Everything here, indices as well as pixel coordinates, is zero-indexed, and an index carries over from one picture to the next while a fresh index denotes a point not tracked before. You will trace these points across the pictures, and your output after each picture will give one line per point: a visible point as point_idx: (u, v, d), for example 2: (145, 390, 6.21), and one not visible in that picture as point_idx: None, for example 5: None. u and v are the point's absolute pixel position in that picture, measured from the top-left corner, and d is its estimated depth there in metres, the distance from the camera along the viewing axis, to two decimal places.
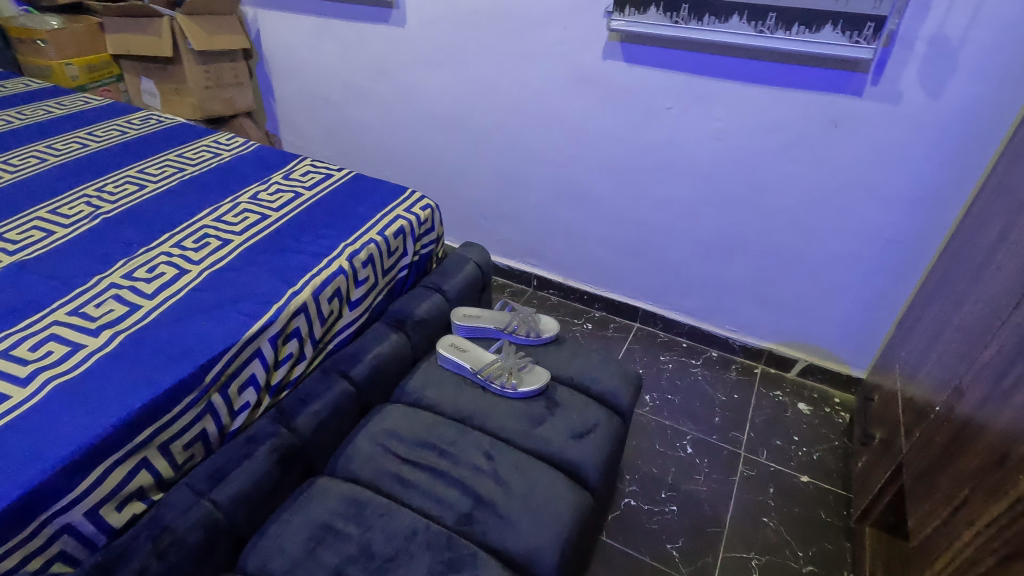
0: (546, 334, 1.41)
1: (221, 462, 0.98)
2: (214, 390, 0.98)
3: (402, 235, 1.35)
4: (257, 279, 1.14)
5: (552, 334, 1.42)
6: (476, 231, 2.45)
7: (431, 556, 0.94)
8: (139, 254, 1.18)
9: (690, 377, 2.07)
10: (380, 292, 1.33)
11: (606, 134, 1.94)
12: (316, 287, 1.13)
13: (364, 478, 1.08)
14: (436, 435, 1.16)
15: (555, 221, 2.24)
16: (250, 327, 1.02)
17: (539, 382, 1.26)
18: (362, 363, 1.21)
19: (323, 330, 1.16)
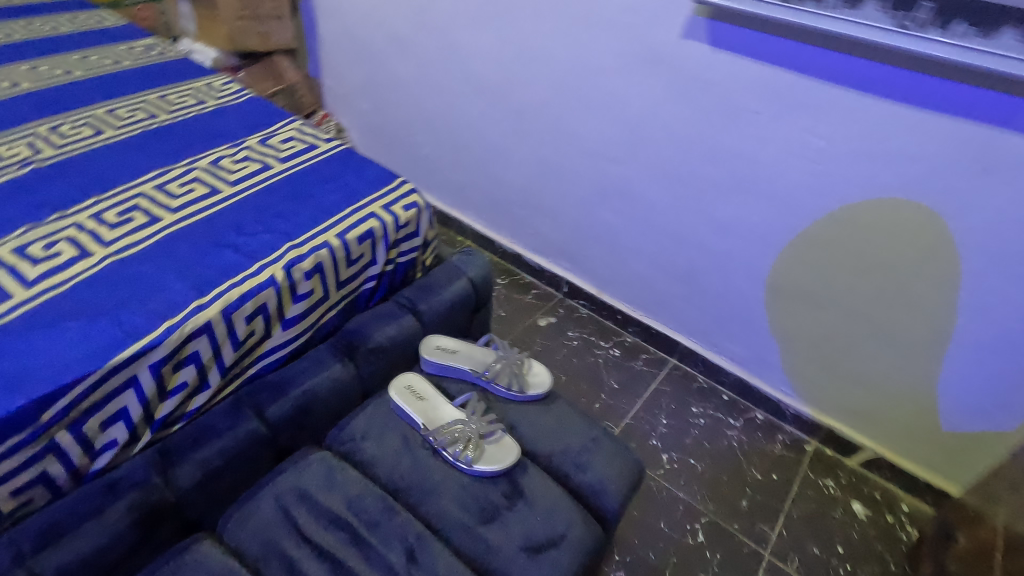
0: (533, 391, 1.11)
1: (62, 513, 0.77)
2: (61, 427, 0.76)
3: (371, 239, 1.07)
4: (164, 280, 0.90)
5: (542, 389, 1.12)
6: (506, 220, 2.13)
7: None
8: (47, 222, 0.98)
9: (723, 440, 1.72)
10: (332, 307, 1.07)
11: (670, 133, 1.54)
12: (229, 302, 0.88)
13: (249, 555, 0.86)
14: (355, 512, 0.91)
15: (595, 225, 1.87)
16: (123, 350, 0.79)
17: (501, 462, 0.98)
18: (286, 400, 0.96)
19: (237, 355, 0.92)
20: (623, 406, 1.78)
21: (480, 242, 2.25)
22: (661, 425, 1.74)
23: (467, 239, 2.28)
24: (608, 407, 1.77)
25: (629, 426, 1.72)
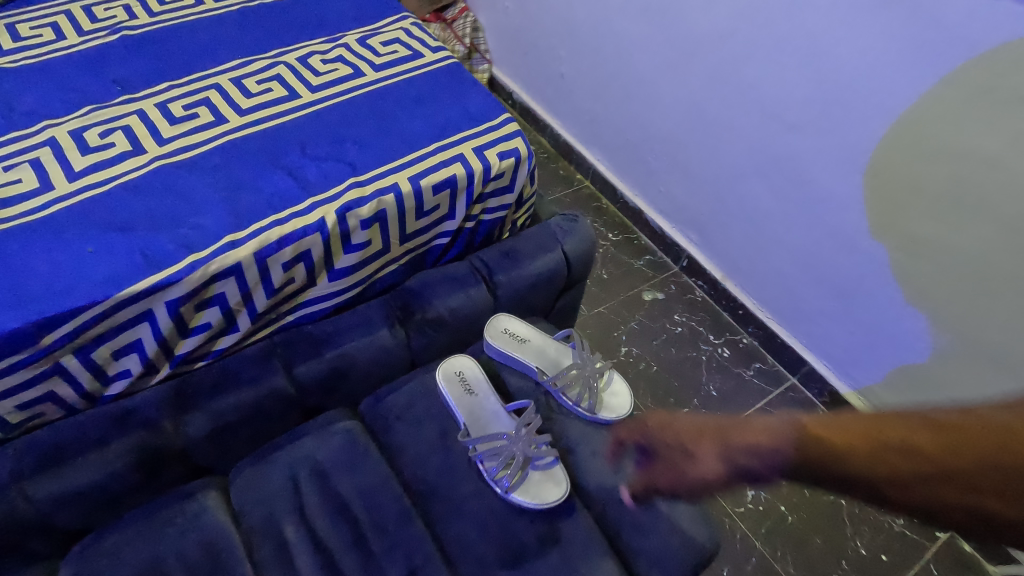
0: (604, 416, 0.91)
1: (67, 435, 0.72)
2: (68, 351, 0.68)
3: (451, 190, 0.87)
4: (206, 200, 0.77)
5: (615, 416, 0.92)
6: (634, 167, 1.75)
7: None
8: (113, 104, 0.88)
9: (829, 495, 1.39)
10: (393, 261, 0.90)
11: (881, 109, 1.07)
12: (266, 243, 0.74)
13: (247, 522, 0.78)
14: (366, 507, 0.80)
15: (739, 200, 1.46)
16: (137, 281, 0.68)
17: (541, 501, 0.81)
18: (319, 360, 0.84)
19: (270, 302, 0.80)
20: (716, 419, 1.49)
21: (601, 186, 1.91)
22: None
23: (586, 179, 1.95)
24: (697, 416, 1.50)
25: None
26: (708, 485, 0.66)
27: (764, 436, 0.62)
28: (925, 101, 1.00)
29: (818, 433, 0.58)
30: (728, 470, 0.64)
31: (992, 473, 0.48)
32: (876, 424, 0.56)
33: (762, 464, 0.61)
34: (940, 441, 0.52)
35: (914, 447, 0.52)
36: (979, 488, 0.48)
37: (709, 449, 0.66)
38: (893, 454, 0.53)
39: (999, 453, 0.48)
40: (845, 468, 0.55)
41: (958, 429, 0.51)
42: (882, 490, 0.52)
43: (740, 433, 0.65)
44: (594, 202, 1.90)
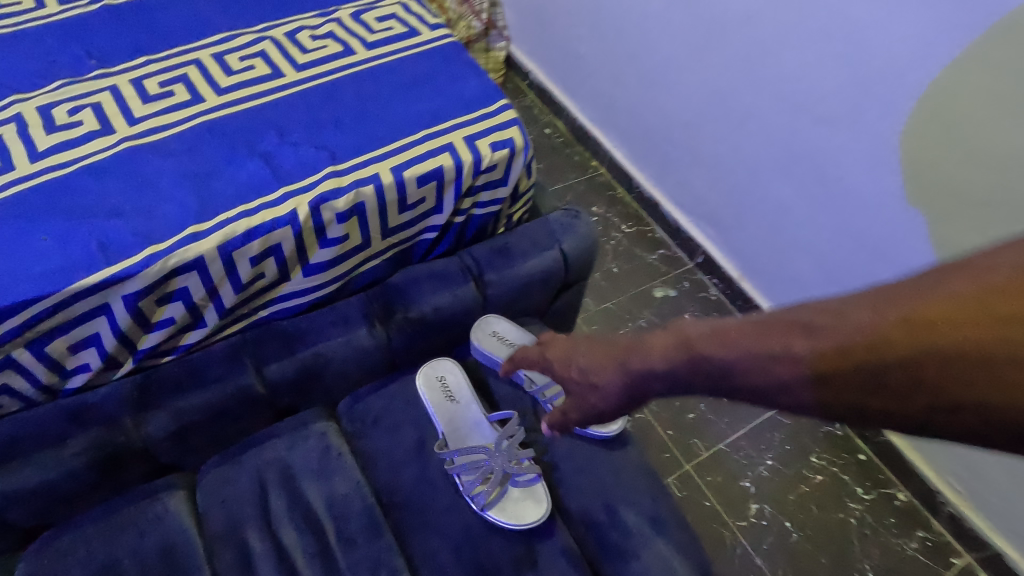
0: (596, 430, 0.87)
1: (22, 430, 0.69)
2: (17, 345, 0.64)
3: (437, 182, 0.81)
4: (172, 186, 0.72)
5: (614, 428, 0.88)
6: (650, 155, 1.61)
7: None
8: (86, 80, 0.83)
9: (838, 513, 1.31)
10: (375, 255, 0.85)
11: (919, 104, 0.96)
12: (231, 236, 0.69)
13: (209, 527, 0.74)
14: (334, 517, 0.76)
15: (762, 196, 1.34)
16: (90, 274, 0.64)
17: (519, 520, 0.76)
18: (291, 359, 0.79)
19: (239, 297, 0.75)
20: (722, 426, 1.39)
21: (616, 173, 1.75)
22: (763, 466, 1.35)
23: (603, 167, 1.80)
24: (703, 422, 1.39)
25: (721, 454, 1.35)
26: (619, 407, 0.61)
27: (656, 360, 0.54)
28: (959, 88, 0.89)
29: (704, 350, 0.50)
30: (635, 392, 0.58)
31: (884, 373, 0.40)
32: (761, 331, 0.47)
33: (664, 385, 0.55)
34: (825, 342, 0.43)
35: (801, 354, 0.44)
36: (873, 390, 0.41)
37: (609, 374, 0.60)
38: (780, 363, 0.45)
39: (890, 355, 0.40)
40: (738, 381, 0.48)
41: (842, 327, 0.42)
42: (779, 401, 0.46)
43: (634, 355, 0.57)
44: (608, 190, 1.75)
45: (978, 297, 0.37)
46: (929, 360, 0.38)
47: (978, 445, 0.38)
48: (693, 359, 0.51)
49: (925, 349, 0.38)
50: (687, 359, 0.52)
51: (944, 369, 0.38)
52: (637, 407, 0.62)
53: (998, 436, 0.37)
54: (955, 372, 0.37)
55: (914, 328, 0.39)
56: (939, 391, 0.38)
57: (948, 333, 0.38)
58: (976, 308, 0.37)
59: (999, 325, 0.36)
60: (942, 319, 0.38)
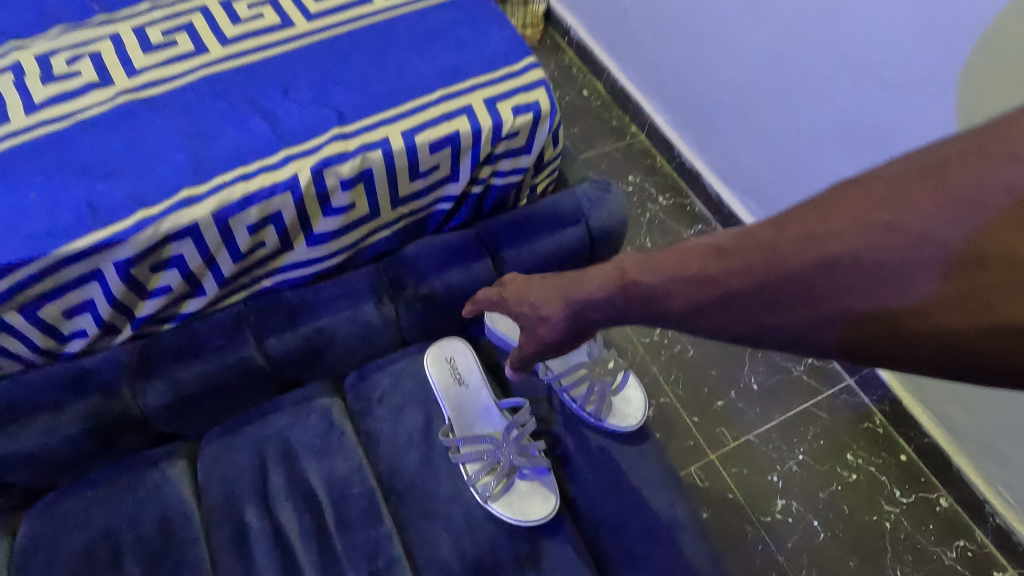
0: (613, 421, 0.83)
1: (19, 394, 0.67)
2: (9, 310, 0.62)
3: (452, 148, 0.74)
4: (167, 145, 0.67)
5: (634, 422, 0.84)
6: (694, 121, 1.49)
7: None
8: (87, 26, 0.77)
9: (872, 517, 1.22)
10: (385, 226, 0.80)
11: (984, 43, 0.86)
12: (227, 202, 0.65)
13: (205, 500, 0.72)
14: (332, 497, 0.73)
15: (816, 171, 1.22)
16: (79, 238, 0.60)
17: (523, 515, 0.74)
18: (294, 333, 0.75)
19: (239, 266, 0.71)
20: (753, 416, 1.30)
21: (655, 141, 1.63)
22: (793, 461, 1.26)
23: (642, 133, 1.67)
24: (732, 411, 1.31)
25: (748, 446, 1.27)
26: (564, 338, 0.64)
27: (597, 290, 0.56)
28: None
29: (633, 278, 0.52)
30: (581, 323, 0.61)
31: (784, 285, 0.42)
32: (684, 257, 0.48)
33: (606, 313, 0.57)
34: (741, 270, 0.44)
35: (716, 276, 0.46)
36: (778, 304, 0.43)
37: (553, 307, 0.61)
38: (699, 287, 0.47)
39: (789, 268, 0.42)
40: (663, 306, 0.50)
41: (751, 246, 0.44)
42: (697, 324, 0.48)
43: (576, 287, 0.59)
44: (646, 158, 1.64)
45: (864, 209, 0.40)
46: (822, 271, 0.41)
47: (864, 354, 0.40)
48: (628, 288, 0.52)
49: (819, 260, 0.41)
50: (621, 288, 0.53)
51: (835, 279, 0.40)
52: (581, 337, 0.65)
53: (879, 341, 0.39)
54: (844, 277, 0.40)
55: (809, 242, 0.41)
56: (830, 299, 0.40)
57: (841, 243, 0.40)
58: (863, 218, 0.40)
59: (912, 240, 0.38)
60: (835, 231, 0.40)
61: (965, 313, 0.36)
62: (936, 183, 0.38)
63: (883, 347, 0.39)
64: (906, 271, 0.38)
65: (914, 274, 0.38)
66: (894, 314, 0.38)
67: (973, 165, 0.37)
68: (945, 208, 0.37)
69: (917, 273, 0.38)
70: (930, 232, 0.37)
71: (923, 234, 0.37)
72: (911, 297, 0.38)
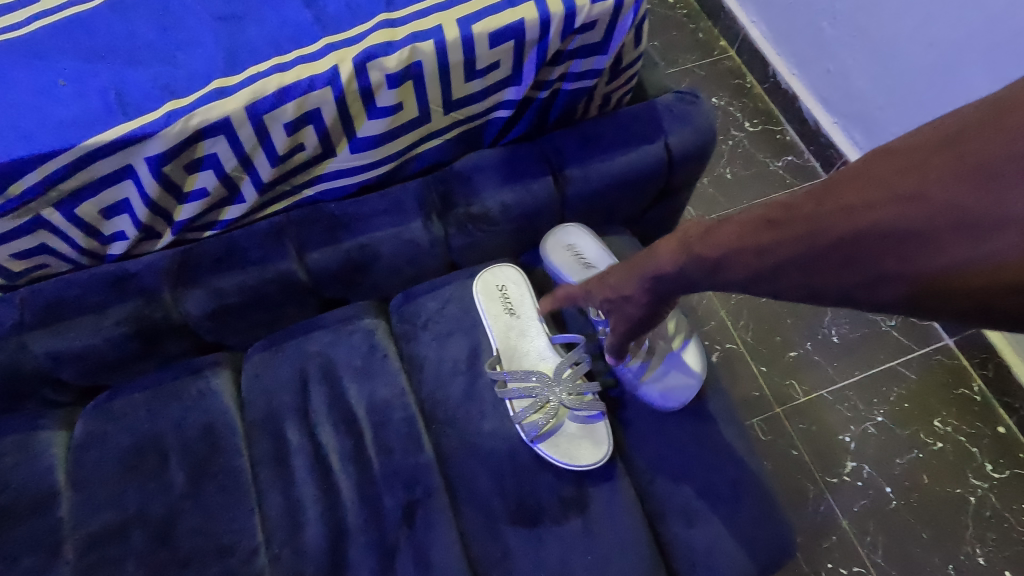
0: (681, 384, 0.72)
1: (66, 293, 0.66)
2: (45, 206, 0.59)
3: (514, 42, 0.63)
4: (199, 31, 0.60)
5: (697, 381, 0.72)
6: (797, 34, 1.27)
7: None
8: None
9: (955, 490, 1.10)
10: (436, 135, 0.71)
11: None
12: (260, 95, 0.58)
13: (246, 412, 0.71)
14: (372, 420, 0.70)
15: (946, 94, 1.03)
16: (107, 130, 0.56)
17: (569, 459, 0.68)
18: (336, 247, 0.70)
19: (277, 171, 0.66)
20: (830, 371, 1.18)
21: (748, 58, 1.43)
22: (871, 421, 1.15)
23: (732, 49, 1.47)
24: (807, 363, 1.19)
25: (821, 402, 1.16)
26: (653, 313, 0.58)
27: (663, 264, 0.53)
28: None
29: (695, 247, 0.49)
30: (658, 297, 0.56)
31: (823, 254, 0.41)
32: (736, 228, 0.46)
33: (676, 285, 0.53)
34: (781, 244, 0.43)
35: (766, 246, 0.44)
36: (826, 270, 0.42)
37: (632, 285, 0.57)
38: (751, 258, 0.45)
39: (827, 240, 0.40)
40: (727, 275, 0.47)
41: (793, 219, 0.42)
42: (755, 289, 0.46)
43: (647, 261, 0.55)
44: (735, 78, 1.44)
45: (895, 179, 0.38)
46: (861, 240, 0.39)
47: (916, 308, 0.40)
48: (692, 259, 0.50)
49: (856, 231, 0.39)
50: (684, 259, 0.50)
51: (875, 247, 0.39)
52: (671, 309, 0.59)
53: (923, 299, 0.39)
54: (880, 251, 0.39)
55: (846, 213, 0.40)
56: (878, 266, 0.39)
57: (870, 217, 0.39)
58: (892, 189, 0.38)
59: (945, 213, 0.36)
60: (867, 201, 0.39)
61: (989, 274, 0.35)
62: (958, 154, 0.35)
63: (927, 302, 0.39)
64: (940, 240, 0.36)
65: (946, 242, 0.36)
66: (938, 278, 0.37)
67: (998, 128, 0.34)
68: (969, 177, 0.34)
69: (950, 242, 0.36)
70: (957, 202, 0.35)
71: (951, 205, 0.35)
72: (948, 261, 0.36)
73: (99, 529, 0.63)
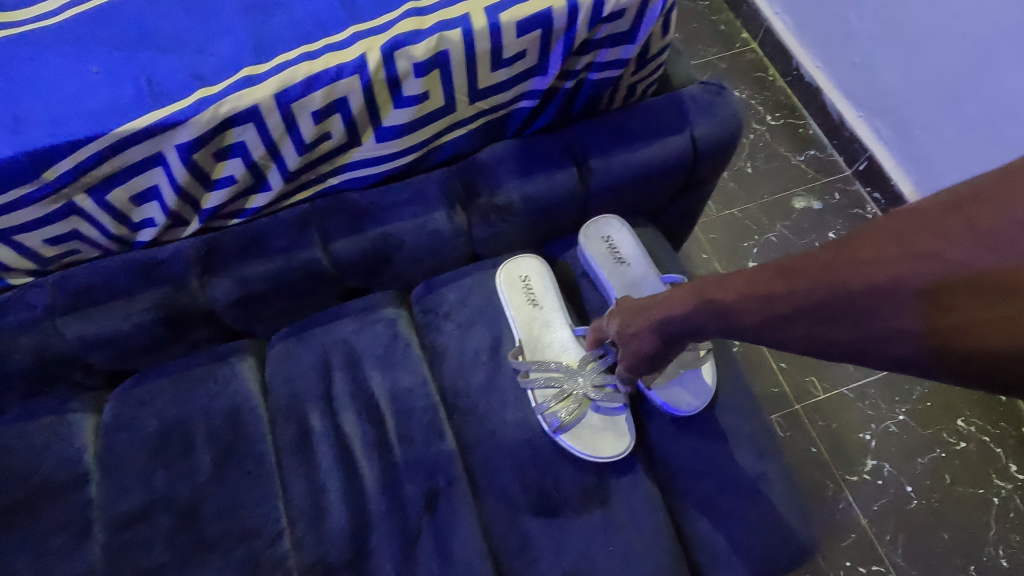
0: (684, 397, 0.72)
1: (97, 278, 0.67)
2: (78, 191, 0.60)
3: (542, 30, 0.63)
4: (227, 19, 0.60)
5: (698, 403, 0.71)
6: (823, 26, 1.25)
7: None
8: None
9: (978, 491, 1.08)
10: (461, 125, 0.71)
11: None
12: (289, 84, 0.58)
13: (270, 398, 0.72)
14: (394, 409, 0.71)
15: (976, 87, 1.00)
16: (139, 117, 0.56)
17: (592, 450, 0.68)
18: (361, 236, 0.70)
19: (303, 159, 0.66)
20: (851, 369, 1.17)
21: (770, 51, 1.41)
22: (892, 420, 1.13)
23: (754, 41, 1.45)
24: (827, 360, 1.18)
25: (841, 400, 1.14)
26: (660, 354, 0.60)
27: (676, 305, 0.54)
28: None
29: (710, 293, 0.50)
30: (667, 339, 0.57)
31: (832, 307, 0.41)
32: (751, 276, 0.47)
33: (690, 328, 0.54)
34: (793, 294, 0.43)
35: (777, 295, 0.44)
36: (836, 324, 0.42)
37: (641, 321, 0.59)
38: (763, 305, 0.45)
39: (836, 293, 0.41)
40: (738, 321, 0.48)
41: (807, 269, 0.43)
42: (765, 338, 0.47)
43: (660, 303, 0.57)
44: (757, 71, 1.42)
45: (907, 236, 0.38)
46: (871, 295, 0.39)
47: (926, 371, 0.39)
48: (706, 304, 0.50)
49: (867, 285, 0.39)
50: (698, 303, 0.51)
51: (886, 303, 0.39)
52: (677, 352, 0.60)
53: (938, 363, 0.38)
54: (889, 307, 0.39)
55: (858, 268, 0.40)
56: (888, 322, 0.39)
57: (881, 273, 0.39)
58: (905, 247, 0.38)
59: (956, 274, 0.35)
60: (878, 256, 0.39)
61: (1003, 336, 0.34)
62: (968, 217, 0.35)
63: (944, 367, 0.38)
64: (953, 300, 0.36)
65: (957, 305, 0.36)
66: (947, 339, 0.37)
67: (1014, 194, 0.34)
68: (981, 240, 0.35)
69: (961, 303, 0.36)
70: (969, 264, 0.35)
71: (963, 267, 0.35)
72: (959, 323, 0.36)
73: (128, 510, 0.65)
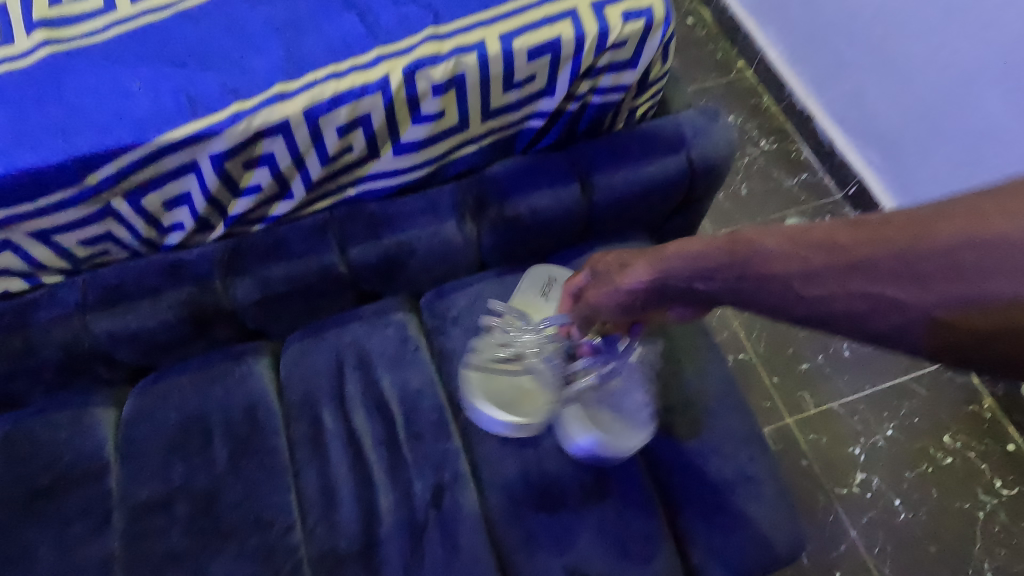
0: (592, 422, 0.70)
1: (126, 277, 0.71)
2: (116, 195, 0.64)
3: (551, 56, 0.68)
4: (261, 40, 0.65)
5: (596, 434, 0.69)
6: (815, 56, 1.32)
7: (251, 569, 0.65)
8: None
9: (964, 505, 1.11)
10: (472, 142, 0.76)
11: None
12: (317, 100, 0.63)
13: (284, 397, 0.75)
14: (403, 408, 0.74)
15: (962, 115, 1.06)
16: (177, 127, 0.61)
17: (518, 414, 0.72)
18: (376, 244, 0.75)
19: (326, 170, 0.71)
20: (841, 384, 1.20)
21: (764, 79, 1.47)
22: (881, 435, 1.17)
23: (749, 70, 1.51)
24: (818, 376, 1.21)
25: (831, 414, 1.18)
26: (638, 301, 0.56)
27: (695, 253, 0.50)
28: None
29: (746, 241, 0.46)
30: (669, 293, 0.53)
31: (912, 260, 0.36)
32: (808, 224, 0.42)
33: (708, 283, 0.49)
34: (867, 243, 0.38)
35: (843, 244, 0.39)
36: (908, 281, 0.37)
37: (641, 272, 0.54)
38: (822, 253, 0.40)
39: (926, 245, 0.36)
40: (774, 273, 0.43)
41: (888, 219, 0.38)
42: (807, 293, 0.42)
43: (671, 253, 0.52)
44: (751, 97, 1.48)
45: None
46: (970, 251, 0.34)
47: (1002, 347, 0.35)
48: (738, 254, 0.46)
49: (967, 240, 0.34)
50: (728, 254, 0.47)
51: (984, 262, 0.34)
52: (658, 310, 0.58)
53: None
54: (986, 265, 0.34)
55: (960, 219, 0.35)
56: (977, 285, 0.34)
57: (991, 226, 0.34)
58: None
59: None
60: (989, 209, 0.34)
61: None
62: None
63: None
64: None
65: None
66: None
67: None
68: None
69: None
70: None
71: None
72: None
73: (147, 499, 0.68)
